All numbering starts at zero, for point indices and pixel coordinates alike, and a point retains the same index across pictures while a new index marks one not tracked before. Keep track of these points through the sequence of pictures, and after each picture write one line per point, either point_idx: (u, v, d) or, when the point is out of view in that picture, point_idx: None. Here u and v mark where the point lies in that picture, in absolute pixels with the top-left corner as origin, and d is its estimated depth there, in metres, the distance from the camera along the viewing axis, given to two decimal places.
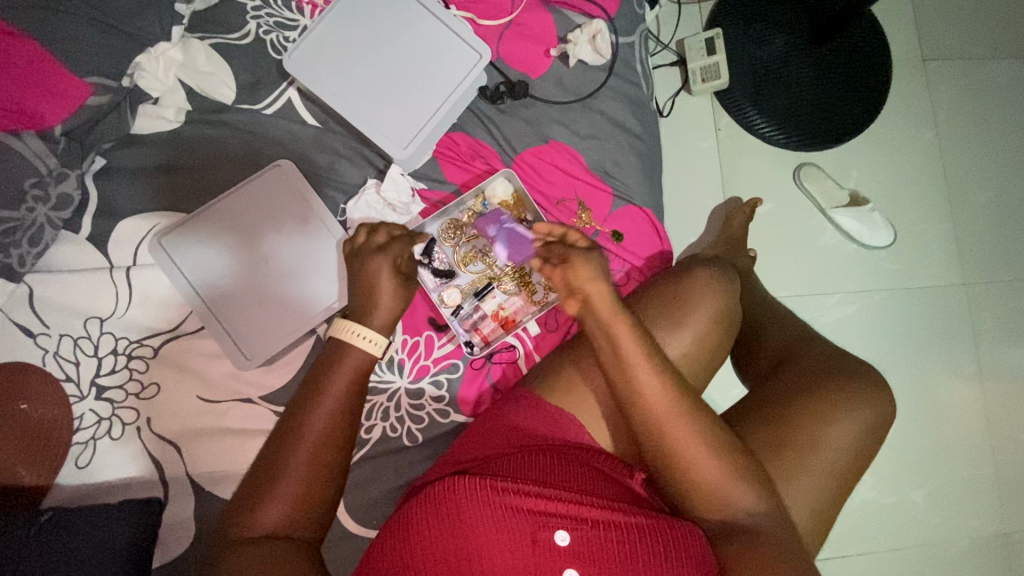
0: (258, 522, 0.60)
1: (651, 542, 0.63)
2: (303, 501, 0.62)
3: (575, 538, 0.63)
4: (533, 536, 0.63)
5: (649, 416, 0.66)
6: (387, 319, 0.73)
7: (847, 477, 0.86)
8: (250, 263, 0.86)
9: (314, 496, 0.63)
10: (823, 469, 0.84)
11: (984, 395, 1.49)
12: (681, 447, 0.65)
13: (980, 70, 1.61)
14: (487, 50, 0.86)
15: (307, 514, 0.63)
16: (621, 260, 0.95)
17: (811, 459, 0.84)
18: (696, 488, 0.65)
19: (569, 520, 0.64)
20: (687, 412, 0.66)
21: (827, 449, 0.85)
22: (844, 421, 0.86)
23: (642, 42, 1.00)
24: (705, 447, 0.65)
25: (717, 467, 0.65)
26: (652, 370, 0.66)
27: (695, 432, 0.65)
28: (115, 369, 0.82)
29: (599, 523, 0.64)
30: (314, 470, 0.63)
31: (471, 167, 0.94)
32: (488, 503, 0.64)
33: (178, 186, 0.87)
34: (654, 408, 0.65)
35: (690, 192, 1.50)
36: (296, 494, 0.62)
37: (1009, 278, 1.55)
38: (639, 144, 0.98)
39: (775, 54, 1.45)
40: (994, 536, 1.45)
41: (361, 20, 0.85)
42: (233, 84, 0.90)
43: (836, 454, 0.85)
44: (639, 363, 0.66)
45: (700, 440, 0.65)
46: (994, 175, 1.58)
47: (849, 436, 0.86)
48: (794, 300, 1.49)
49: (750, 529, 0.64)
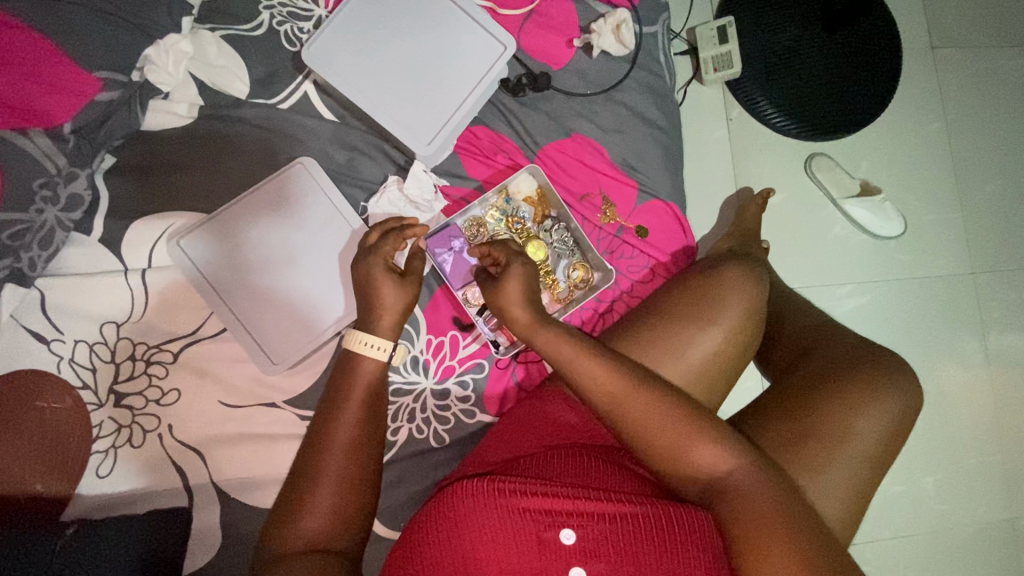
0: (297, 535, 0.59)
1: (658, 534, 0.62)
2: (341, 511, 0.62)
3: (580, 536, 0.62)
4: (539, 535, 0.62)
5: (604, 406, 0.70)
6: (393, 322, 0.73)
7: (877, 464, 0.86)
8: (270, 265, 0.83)
9: (350, 506, 0.62)
10: (851, 460, 0.84)
11: (993, 383, 1.50)
12: (641, 429, 0.67)
13: (989, 58, 1.60)
14: (512, 42, 0.83)
15: (340, 528, 0.61)
16: (646, 256, 0.94)
17: (842, 449, 0.84)
18: (674, 464, 0.67)
19: (575, 517, 0.63)
20: (638, 392, 0.69)
21: (855, 440, 0.84)
22: (874, 409, 0.86)
23: (665, 32, 0.98)
24: (664, 421, 0.67)
25: (681, 438, 0.66)
26: (591, 363, 0.70)
27: (648, 411, 0.68)
28: (133, 375, 0.79)
29: (605, 519, 0.63)
30: (351, 480, 0.63)
31: (493, 162, 0.92)
32: (495, 501, 0.64)
33: (192, 185, 0.84)
34: (605, 400, 0.69)
35: (702, 184, 1.48)
36: (324, 505, 0.61)
37: (1016, 266, 1.56)
38: (663, 137, 0.96)
39: (785, 45, 1.45)
40: (1002, 521, 1.47)
41: (381, 10, 0.82)
42: (246, 78, 0.86)
43: (866, 443, 0.85)
44: (577, 361, 0.71)
45: (657, 415, 0.67)
46: (1001, 163, 1.58)
47: (879, 423, 0.86)
48: (806, 291, 1.48)
49: (737, 491, 0.64)
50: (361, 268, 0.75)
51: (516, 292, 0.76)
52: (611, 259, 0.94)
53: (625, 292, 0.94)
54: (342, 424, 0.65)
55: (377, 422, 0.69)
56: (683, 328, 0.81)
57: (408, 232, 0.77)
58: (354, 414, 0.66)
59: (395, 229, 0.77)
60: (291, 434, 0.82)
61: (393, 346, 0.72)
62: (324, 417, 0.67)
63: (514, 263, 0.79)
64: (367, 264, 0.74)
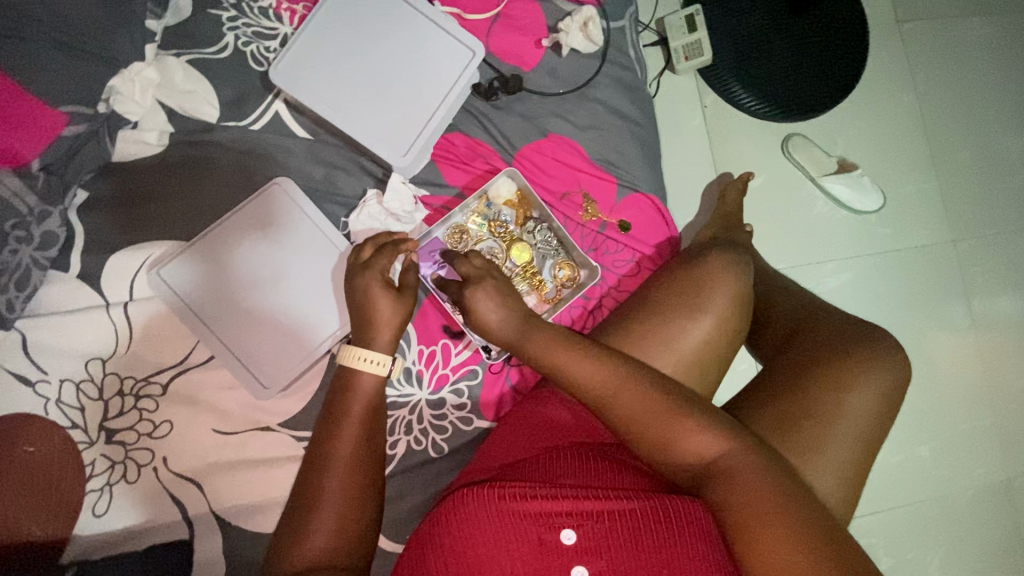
0: (305, 553, 0.59)
1: (656, 529, 0.63)
2: (347, 526, 0.62)
3: (581, 535, 0.63)
4: (540, 538, 0.63)
5: (595, 403, 0.70)
6: (391, 338, 0.72)
7: (872, 440, 0.87)
8: (255, 289, 0.82)
9: (354, 525, 0.62)
10: (847, 436, 0.85)
11: (980, 348, 1.53)
12: (631, 424, 0.68)
13: (954, 28, 1.63)
14: (481, 47, 0.83)
15: (346, 547, 0.61)
16: (631, 250, 0.95)
17: (836, 427, 0.85)
18: (667, 456, 0.66)
19: (574, 517, 0.63)
20: (627, 387, 0.69)
21: (848, 417, 0.86)
22: (865, 385, 0.87)
23: (632, 26, 0.98)
24: (654, 414, 0.67)
25: (673, 430, 0.66)
26: (579, 362, 0.71)
27: (638, 405, 0.67)
28: (123, 411, 0.78)
29: (604, 516, 0.63)
30: (355, 499, 0.63)
31: (472, 168, 0.92)
32: (496, 507, 0.64)
33: (169, 214, 0.83)
34: (594, 397, 0.70)
35: (683, 173, 1.49)
36: (328, 526, 0.61)
37: (995, 231, 1.58)
38: (638, 130, 0.96)
39: (754, 28, 1.46)
40: (999, 482, 1.50)
41: (349, 20, 0.81)
42: (215, 101, 0.85)
43: (860, 420, 0.86)
44: (565, 360, 0.72)
45: (647, 409, 0.67)
46: (974, 131, 1.61)
47: (871, 399, 0.87)
48: (793, 272, 1.50)
49: (726, 475, 0.62)
50: (357, 285, 0.73)
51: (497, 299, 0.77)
52: (596, 256, 0.94)
53: (613, 288, 0.94)
54: (343, 439, 0.66)
55: (377, 439, 0.68)
56: (671, 320, 0.82)
57: (402, 247, 0.74)
58: (354, 429, 0.67)
59: (391, 243, 0.74)
60: (289, 456, 0.81)
61: (392, 360, 0.71)
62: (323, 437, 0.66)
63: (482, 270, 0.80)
64: (365, 280, 0.71)
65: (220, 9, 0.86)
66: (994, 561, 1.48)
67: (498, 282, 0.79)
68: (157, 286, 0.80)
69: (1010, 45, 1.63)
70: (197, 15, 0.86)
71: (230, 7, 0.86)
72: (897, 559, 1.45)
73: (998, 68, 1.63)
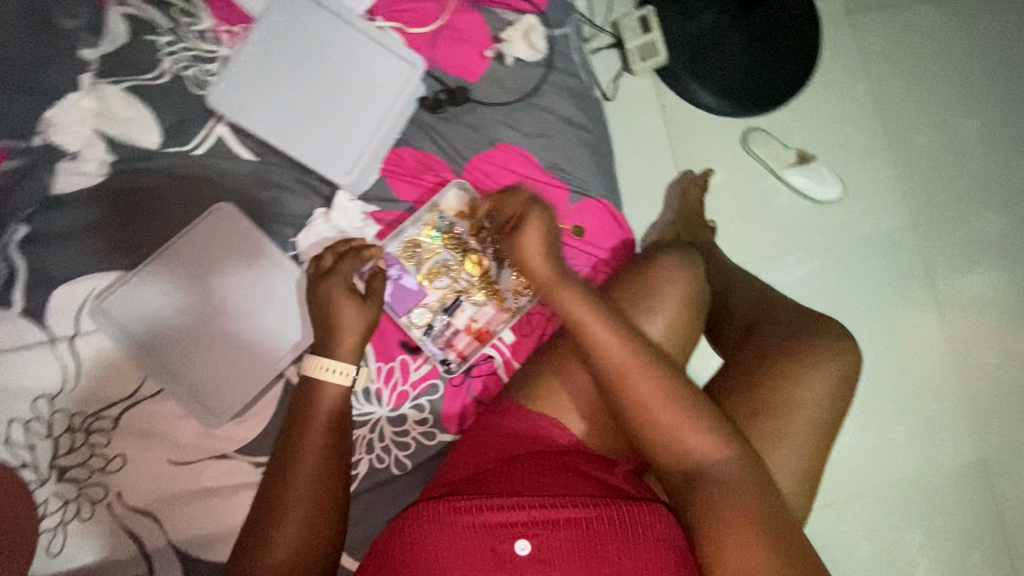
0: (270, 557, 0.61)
1: (609, 535, 0.64)
2: (312, 532, 0.63)
3: (535, 546, 0.64)
4: (495, 548, 0.64)
5: (606, 373, 0.69)
6: (355, 343, 0.72)
7: (825, 431, 0.88)
8: (203, 314, 0.81)
9: (315, 536, 0.63)
10: (799, 432, 0.86)
11: (946, 329, 1.56)
12: (640, 401, 0.67)
13: (903, 18, 1.66)
14: (420, 60, 0.84)
15: (307, 556, 0.63)
16: (587, 255, 0.95)
17: (787, 421, 0.86)
18: (663, 443, 0.67)
19: (529, 527, 0.64)
20: (643, 367, 0.68)
21: (799, 410, 0.87)
22: (815, 378, 0.88)
23: (575, 31, 0.99)
24: (664, 401, 0.67)
25: (677, 420, 0.66)
26: (606, 332, 0.70)
27: (650, 388, 0.67)
28: (74, 447, 0.77)
29: (559, 525, 0.64)
30: (316, 510, 0.64)
31: (421, 181, 0.91)
32: (452, 519, 0.65)
33: (113, 245, 0.81)
34: (611, 366, 0.69)
35: (645, 174, 1.50)
36: (289, 537, 0.62)
37: (955, 213, 1.61)
38: (587, 136, 0.97)
39: (706, 27, 1.48)
40: (973, 460, 1.52)
41: (284, 45, 0.82)
42: (156, 128, 0.84)
43: (811, 412, 0.87)
44: (593, 325, 0.70)
45: (658, 395, 0.67)
46: (928, 116, 1.64)
47: (821, 392, 0.88)
48: (758, 265, 1.52)
49: (720, 478, 0.64)
50: (320, 292, 0.74)
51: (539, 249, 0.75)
52: None
53: None
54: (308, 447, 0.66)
55: (342, 450, 0.68)
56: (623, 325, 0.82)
57: (364, 254, 0.76)
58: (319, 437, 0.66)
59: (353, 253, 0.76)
60: (247, 484, 0.80)
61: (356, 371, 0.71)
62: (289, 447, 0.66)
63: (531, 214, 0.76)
64: (328, 288, 0.73)
65: (156, 35, 0.85)
66: (974, 538, 1.50)
67: (550, 223, 0.77)
68: (110, 311, 0.79)
69: (960, 30, 1.66)
70: (133, 42, 0.84)
71: (168, 32, 0.85)
72: (878, 543, 1.47)
73: (949, 54, 1.66)
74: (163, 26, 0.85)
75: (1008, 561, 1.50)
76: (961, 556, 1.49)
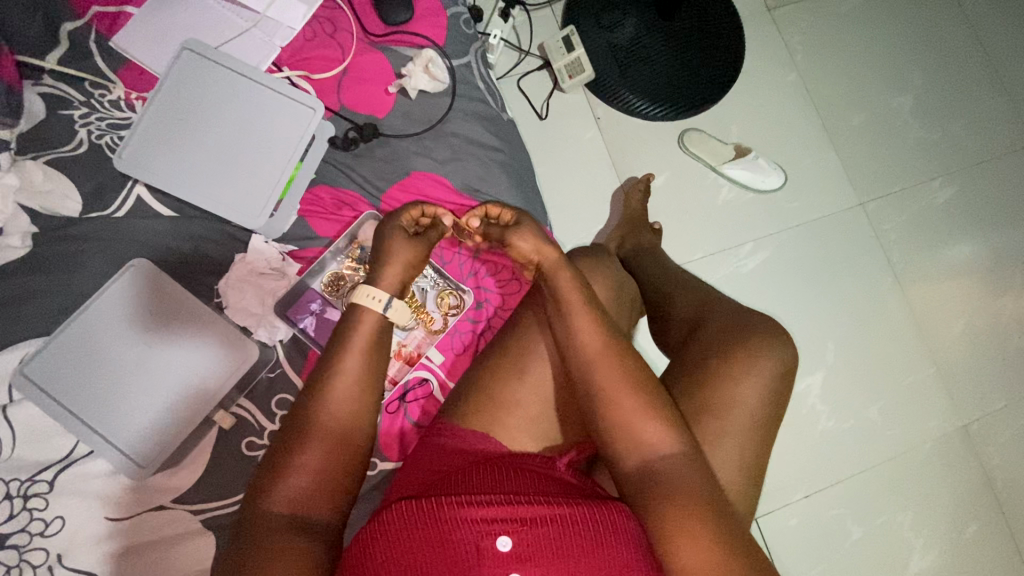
0: (282, 491, 0.61)
1: (585, 536, 0.63)
2: (325, 487, 0.63)
3: (516, 542, 0.62)
4: (476, 544, 0.61)
5: (580, 364, 0.70)
6: (394, 275, 0.74)
7: (767, 427, 0.84)
8: (122, 373, 0.83)
9: (337, 469, 0.64)
10: (739, 429, 0.81)
11: (912, 307, 1.43)
12: (607, 389, 0.68)
13: (828, 5, 1.58)
14: (319, 103, 0.92)
15: (324, 491, 0.63)
16: (508, 268, 0.99)
17: (729, 419, 0.81)
18: (624, 433, 0.67)
19: (510, 523, 0.62)
20: (616, 361, 0.69)
21: (741, 407, 0.82)
22: (754, 372, 0.83)
23: (477, 60, 1.06)
24: (630, 394, 0.67)
25: (642, 412, 0.67)
26: (587, 325, 0.71)
27: (621, 382, 0.68)
28: (12, 514, 0.76)
29: (539, 521, 0.63)
30: (341, 443, 0.65)
31: (340, 217, 0.94)
32: (430, 516, 0.62)
33: (39, 311, 0.82)
34: (587, 357, 0.70)
35: (576, 178, 1.43)
36: (311, 464, 0.62)
37: (903, 184, 1.50)
38: (499, 155, 1.01)
39: (630, 37, 1.41)
40: (954, 429, 1.38)
41: (185, 105, 0.89)
42: (78, 196, 0.87)
43: (753, 408, 0.82)
44: (576, 317, 0.72)
45: (626, 387, 0.67)
46: (864, 95, 1.54)
47: (762, 386, 0.83)
48: (708, 260, 1.41)
49: (673, 475, 0.65)
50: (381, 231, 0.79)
51: (534, 247, 0.78)
52: (476, 280, 0.98)
53: (497, 308, 0.97)
54: (337, 401, 0.66)
55: (376, 382, 0.70)
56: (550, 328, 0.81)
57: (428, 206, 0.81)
58: (350, 394, 0.67)
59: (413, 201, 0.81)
60: (191, 532, 0.81)
61: (388, 297, 0.72)
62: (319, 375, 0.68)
63: (523, 218, 0.80)
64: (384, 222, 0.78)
65: (70, 109, 0.90)
66: (968, 510, 1.34)
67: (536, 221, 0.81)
68: (41, 363, 0.81)
69: (883, 7, 1.60)
70: (50, 117, 0.89)
71: (81, 105, 0.90)
72: (878, 547, 1.30)
73: (874, 29, 1.58)
74: (76, 100, 0.90)
75: (1010, 538, 1.34)
76: (955, 531, 1.33)
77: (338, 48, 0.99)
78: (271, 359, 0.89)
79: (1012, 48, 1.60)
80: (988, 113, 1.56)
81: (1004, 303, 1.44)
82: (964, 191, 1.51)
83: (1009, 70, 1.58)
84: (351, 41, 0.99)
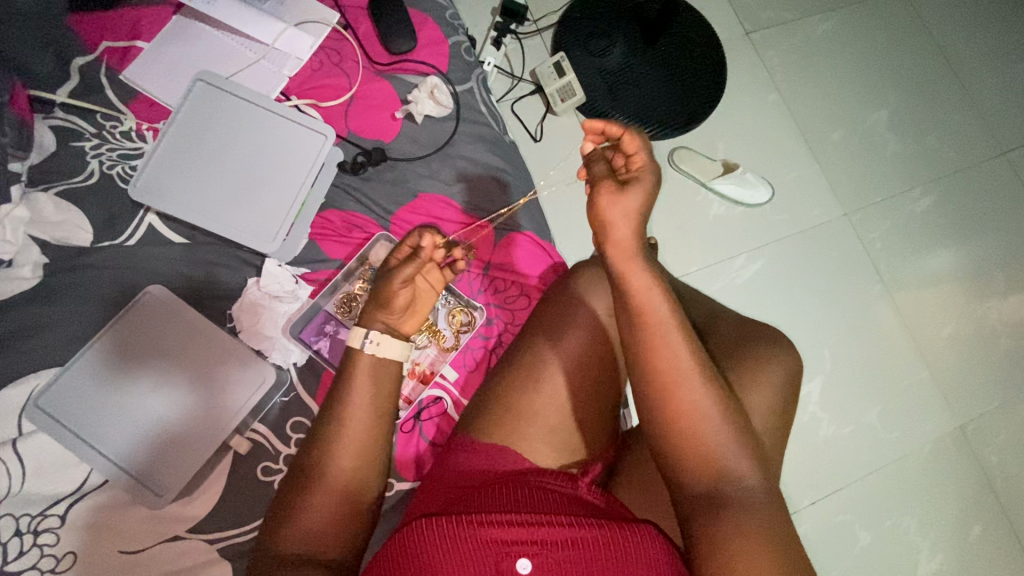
0: (300, 529, 0.60)
1: (604, 559, 0.62)
2: (342, 522, 0.62)
3: (536, 564, 0.62)
4: (497, 566, 0.61)
5: (652, 380, 0.64)
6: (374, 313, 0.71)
7: (780, 434, 0.83)
8: (139, 402, 0.82)
9: (355, 502, 0.64)
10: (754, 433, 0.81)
11: (901, 312, 1.47)
12: (688, 410, 0.62)
13: (802, 29, 1.66)
14: (330, 130, 0.95)
15: (342, 526, 0.62)
16: (517, 284, 1.01)
17: None
18: (694, 455, 0.62)
19: (530, 546, 0.62)
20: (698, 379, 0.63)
21: (754, 413, 0.81)
22: (764, 380, 0.84)
23: (479, 85, 1.10)
24: (711, 417, 0.62)
25: (722, 439, 0.62)
26: (671, 333, 0.63)
27: (702, 405, 0.62)
28: (23, 551, 0.74)
29: (557, 541, 0.63)
30: (359, 475, 0.64)
31: (352, 240, 0.97)
32: (454, 538, 0.62)
33: (50, 340, 0.82)
34: (664, 377, 0.63)
35: (574, 196, 1.44)
36: (326, 501, 0.62)
37: (885, 195, 1.56)
38: (504, 175, 1.05)
39: (617, 62, 1.46)
40: (952, 430, 1.41)
41: (198, 132, 0.90)
42: (88, 226, 0.88)
43: (765, 416, 0.82)
44: (656, 326, 0.64)
45: (704, 412, 0.62)
46: (840, 113, 1.61)
47: (773, 394, 0.83)
48: (705, 273, 1.44)
49: (746, 508, 0.60)
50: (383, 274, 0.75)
51: (635, 210, 0.66)
52: (485, 297, 1.00)
53: (508, 323, 0.99)
54: (348, 431, 0.65)
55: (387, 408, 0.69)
56: (567, 336, 0.81)
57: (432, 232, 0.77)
58: (363, 423, 0.65)
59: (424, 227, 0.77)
60: (206, 562, 0.79)
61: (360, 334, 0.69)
62: (326, 407, 0.66)
63: (648, 173, 0.68)
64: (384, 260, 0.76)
65: (82, 140, 0.91)
66: (972, 510, 1.36)
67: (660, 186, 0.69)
68: (55, 393, 0.80)
69: (852, 31, 1.68)
70: (61, 148, 0.90)
71: (93, 136, 0.92)
72: (887, 549, 1.31)
73: (846, 51, 1.66)
74: (88, 131, 0.92)
75: (1012, 535, 1.36)
76: (961, 530, 1.35)
77: (345, 77, 1.03)
78: (284, 382, 0.90)
79: (974, 66, 1.70)
80: (957, 126, 1.64)
81: (989, 306, 1.49)
82: (941, 200, 1.57)
83: (974, 86, 1.68)
84: (359, 71, 1.03)
